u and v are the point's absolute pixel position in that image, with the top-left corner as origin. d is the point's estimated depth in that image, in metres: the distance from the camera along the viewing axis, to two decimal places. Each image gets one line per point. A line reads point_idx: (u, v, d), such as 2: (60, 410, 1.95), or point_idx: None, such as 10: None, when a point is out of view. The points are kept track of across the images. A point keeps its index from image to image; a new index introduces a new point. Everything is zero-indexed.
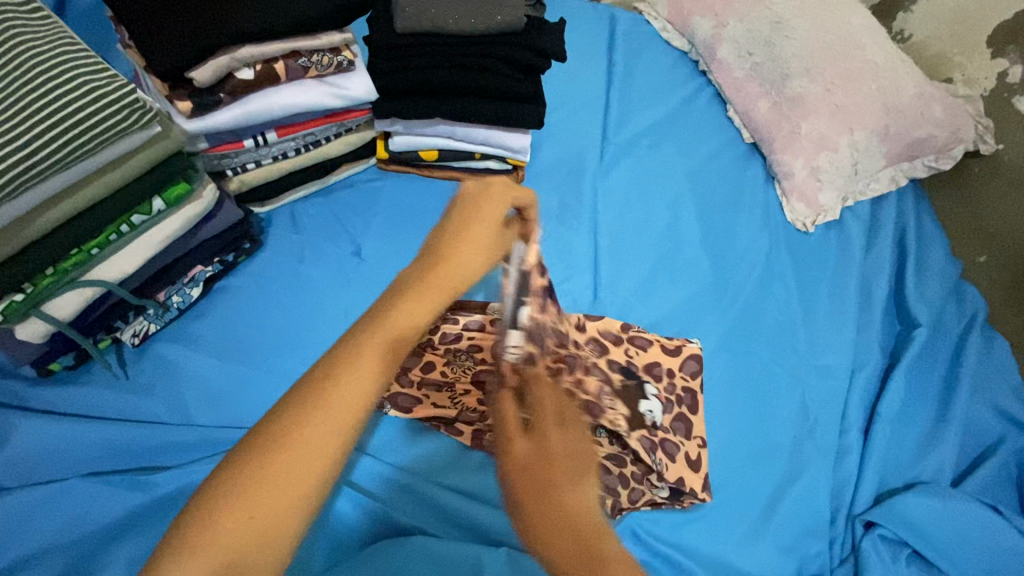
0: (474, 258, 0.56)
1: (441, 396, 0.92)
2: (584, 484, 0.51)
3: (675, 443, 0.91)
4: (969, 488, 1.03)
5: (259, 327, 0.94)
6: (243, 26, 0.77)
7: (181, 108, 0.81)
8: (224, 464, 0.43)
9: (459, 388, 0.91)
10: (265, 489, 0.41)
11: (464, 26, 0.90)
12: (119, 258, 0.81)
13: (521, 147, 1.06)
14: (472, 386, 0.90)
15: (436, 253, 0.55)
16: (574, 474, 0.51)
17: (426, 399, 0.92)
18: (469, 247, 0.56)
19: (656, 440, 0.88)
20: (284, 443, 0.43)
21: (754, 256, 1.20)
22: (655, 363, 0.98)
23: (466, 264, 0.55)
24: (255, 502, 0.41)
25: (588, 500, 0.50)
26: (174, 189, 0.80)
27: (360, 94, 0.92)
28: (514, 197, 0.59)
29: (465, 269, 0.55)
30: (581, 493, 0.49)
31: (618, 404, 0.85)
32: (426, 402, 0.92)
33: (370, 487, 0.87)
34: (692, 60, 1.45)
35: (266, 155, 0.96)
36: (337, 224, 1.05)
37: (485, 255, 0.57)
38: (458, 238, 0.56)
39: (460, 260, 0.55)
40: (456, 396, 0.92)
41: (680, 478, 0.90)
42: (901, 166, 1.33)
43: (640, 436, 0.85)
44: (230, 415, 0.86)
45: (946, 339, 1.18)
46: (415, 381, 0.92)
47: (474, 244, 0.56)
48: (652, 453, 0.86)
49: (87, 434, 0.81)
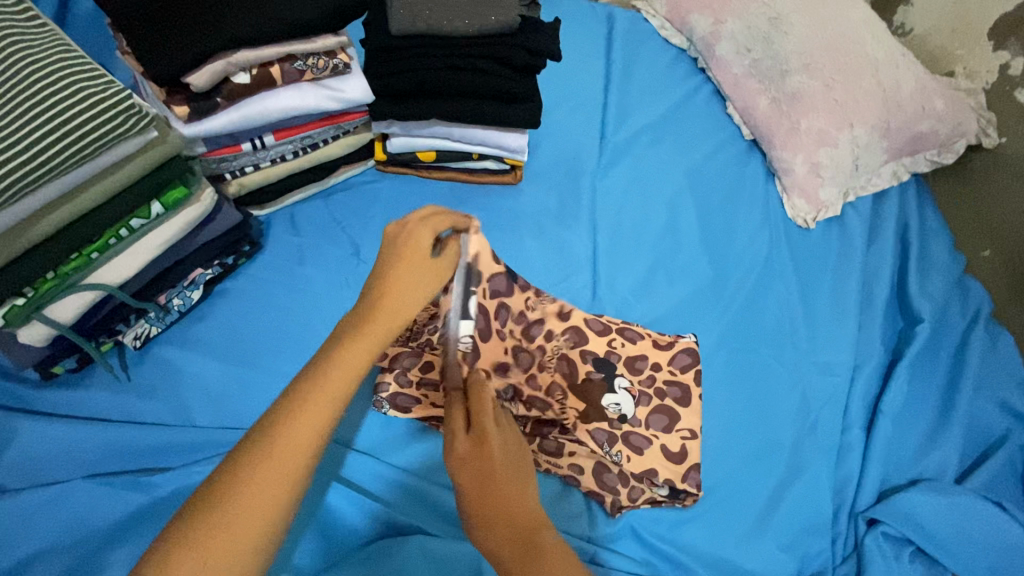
0: (411, 296, 0.65)
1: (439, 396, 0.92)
2: (515, 478, 0.66)
3: (644, 437, 0.92)
4: (973, 484, 1.02)
5: (259, 329, 0.94)
6: (238, 31, 0.77)
7: (178, 113, 0.82)
8: (203, 491, 0.51)
9: None
10: (243, 502, 0.50)
11: (458, 27, 0.91)
12: (119, 262, 0.81)
13: (518, 147, 1.06)
14: None
15: (377, 292, 0.65)
16: (506, 471, 0.66)
17: (425, 399, 0.92)
18: (404, 286, 0.65)
19: (616, 433, 0.91)
20: (260, 465, 0.52)
21: (754, 253, 1.20)
22: (641, 355, 0.97)
23: (406, 301, 0.65)
24: (237, 513, 0.50)
25: (518, 490, 0.65)
26: (172, 194, 0.81)
27: (356, 96, 0.93)
28: (441, 228, 0.69)
29: (401, 304, 0.64)
30: (512, 486, 0.65)
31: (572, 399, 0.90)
32: (425, 402, 0.92)
33: (369, 487, 0.87)
34: (691, 58, 1.45)
35: (264, 158, 0.97)
36: (336, 226, 1.05)
37: (419, 285, 0.66)
38: (397, 275, 0.65)
39: (399, 297, 0.64)
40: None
41: (654, 469, 0.91)
42: (903, 161, 1.32)
43: (596, 429, 0.90)
44: (230, 417, 0.87)
45: (950, 335, 1.17)
46: (414, 381, 0.92)
47: (410, 281, 0.65)
48: (609, 445, 0.90)
49: (90, 436, 0.82)
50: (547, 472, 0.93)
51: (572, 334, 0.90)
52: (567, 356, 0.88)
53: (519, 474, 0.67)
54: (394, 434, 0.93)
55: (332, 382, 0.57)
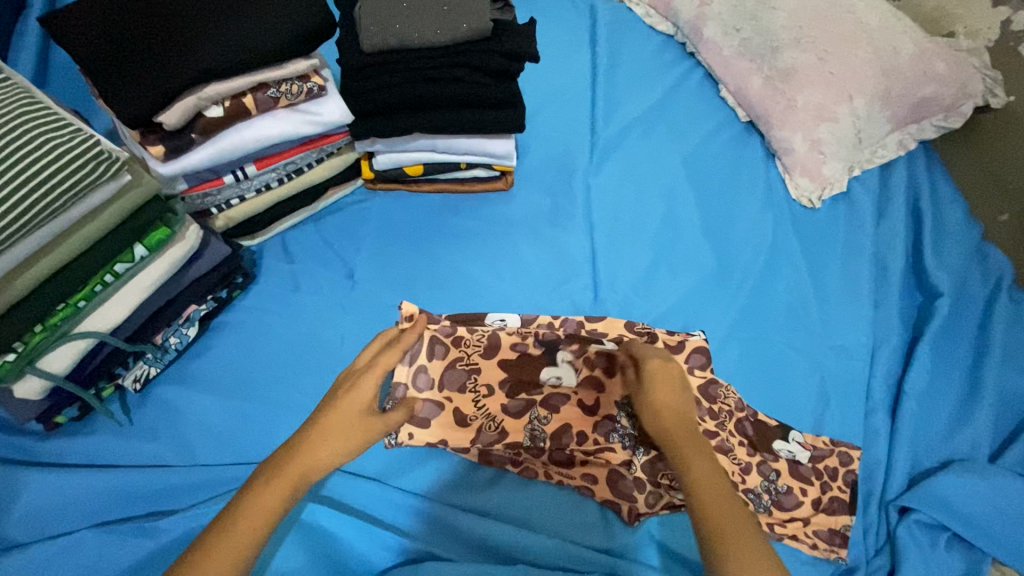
0: (273, 504, 0.63)
1: (466, 400, 0.93)
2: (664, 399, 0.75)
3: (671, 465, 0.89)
4: (1008, 461, 0.98)
5: (260, 361, 0.94)
6: (206, 65, 0.76)
7: (154, 154, 0.82)
8: None
9: (481, 389, 0.94)
10: None
11: (430, 39, 0.89)
12: (108, 307, 0.81)
13: (505, 153, 1.04)
14: (492, 394, 0.93)
15: (293, 446, 0.68)
16: (669, 389, 0.76)
17: (449, 402, 0.93)
18: (298, 466, 0.66)
19: None
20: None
21: (759, 240, 1.16)
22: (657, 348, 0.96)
23: (329, 451, 0.68)
24: None
25: (663, 413, 0.74)
26: (154, 235, 0.80)
27: (334, 118, 0.92)
28: (386, 337, 0.82)
29: (323, 457, 0.68)
30: (659, 411, 0.74)
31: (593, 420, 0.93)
32: (449, 405, 0.92)
33: (381, 514, 0.87)
34: (679, 43, 1.41)
35: (248, 188, 0.97)
36: (330, 250, 1.05)
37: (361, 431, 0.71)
38: (312, 436, 0.68)
39: (244, 534, 0.61)
40: (480, 399, 0.93)
41: None
42: (909, 129, 1.26)
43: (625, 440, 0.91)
44: (235, 453, 0.87)
45: (972, 306, 1.13)
46: (438, 383, 0.93)
47: (337, 437, 0.69)
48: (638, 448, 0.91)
49: (96, 484, 0.82)
50: (560, 484, 0.91)
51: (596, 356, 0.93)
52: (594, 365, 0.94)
53: (676, 389, 0.76)
54: (400, 457, 0.92)
55: (257, 506, 0.63)
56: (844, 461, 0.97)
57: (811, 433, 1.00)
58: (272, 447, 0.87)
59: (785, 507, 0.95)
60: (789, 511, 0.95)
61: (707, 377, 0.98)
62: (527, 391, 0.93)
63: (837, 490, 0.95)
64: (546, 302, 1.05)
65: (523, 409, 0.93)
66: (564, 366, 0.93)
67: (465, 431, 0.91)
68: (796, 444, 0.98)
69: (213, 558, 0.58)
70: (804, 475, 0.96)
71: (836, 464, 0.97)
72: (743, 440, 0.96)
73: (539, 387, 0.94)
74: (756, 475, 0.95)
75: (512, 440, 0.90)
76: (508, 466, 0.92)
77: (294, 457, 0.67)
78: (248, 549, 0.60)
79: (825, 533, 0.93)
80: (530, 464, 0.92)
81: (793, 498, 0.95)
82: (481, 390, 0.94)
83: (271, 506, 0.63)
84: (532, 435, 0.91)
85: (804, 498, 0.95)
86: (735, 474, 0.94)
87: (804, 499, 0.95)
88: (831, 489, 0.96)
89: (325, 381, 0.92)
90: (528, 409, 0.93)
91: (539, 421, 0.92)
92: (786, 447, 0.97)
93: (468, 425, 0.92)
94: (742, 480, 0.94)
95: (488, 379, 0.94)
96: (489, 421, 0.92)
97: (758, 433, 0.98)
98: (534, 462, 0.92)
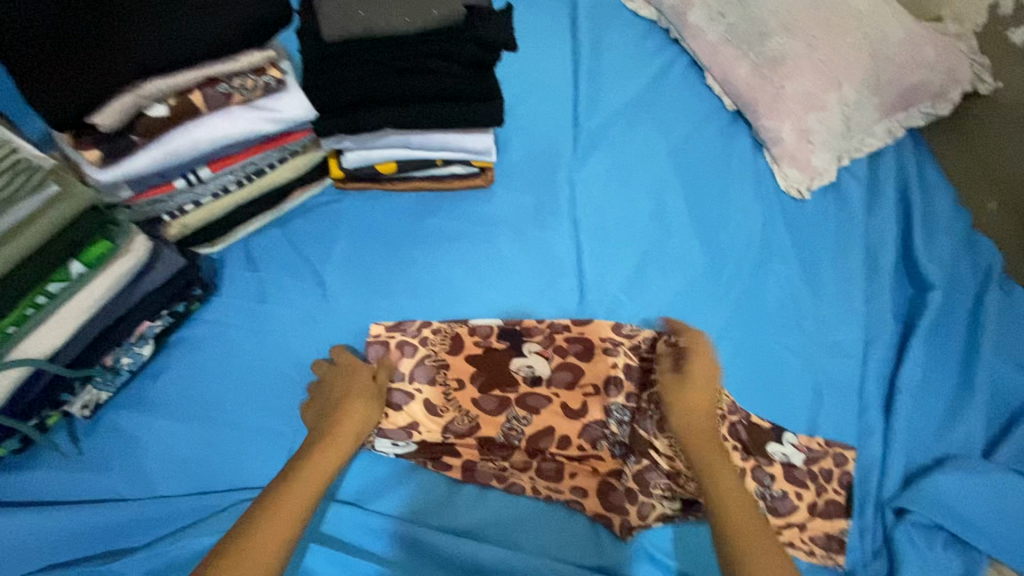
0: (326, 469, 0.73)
1: (435, 393, 0.90)
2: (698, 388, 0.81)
3: (660, 475, 0.86)
4: (1002, 457, 0.96)
5: (222, 379, 0.88)
6: (144, 59, 0.70)
7: (88, 158, 0.74)
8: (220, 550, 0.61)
9: (451, 383, 0.91)
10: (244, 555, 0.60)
11: (397, 26, 0.84)
12: (43, 332, 0.74)
13: (485, 148, 0.97)
14: (464, 387, 0.91)
15: (334, 414, 0.80)
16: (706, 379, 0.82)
17: (418, 394, 0.89)
18: (340, 435, 0.77)
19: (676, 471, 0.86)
20: (263, 521, 0.64)
21: (748, 236, 1.12)
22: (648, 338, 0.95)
23: (363, 418, 0.80)
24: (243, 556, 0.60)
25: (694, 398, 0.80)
26: (93, 250, 0.75)
27: (295, 114, 0.84)
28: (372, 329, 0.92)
29: (358, 422, 0.80)
30: (691, 396, 0.80)
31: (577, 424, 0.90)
32: (420, 397, 0.89)
33: (363, 544, 0.81)
34: (663, 29, 1.34)
35: (203, 193, 0.90)
36: (297, 256, 0.97)
37: (372, 394, 0.84)
38: (349, 406, 0.81)
39: (310, 479, 0.70)
40: (451, 393, 0.90)
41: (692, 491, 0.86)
42: (898, 117, 1.23)
43: (610, 443, 0.89)
44: (199, 481, 0.82)
45: (963, 297, 1.10)
46: (407, 376, 0.90)
47: (363, 404, 0.81)
48: (627, 457, 0.88)
49: (41, 525, 0.76)
50: (548, 499, 0.87)
51: (575, 346, 0.94)
52: (575, 357, 0.93)
53: (710, 380, 0.82)
54: (379, 476, 0.87)
55: (320, 460, 0.73)
56: (840, 464, 0.95)
57: (805, 434, 0.97)
58: (239, 471, 0.82)
59: (780, 513, 0.91)
60: (784, 518, 0.91)
61: None
62: (503, 387, 0.91)
63: (832, 493, 0.93)
64: (531, 305, 1.00)
65: (497, 407, 0.90)
66: (534, 356, 0.93)
67: (438, 423, 0.89)
68: (790, 446, 0.95)
69: (290, 499, 0.67)
70: (799, 479, 0.93)
71: (830, 465, 0.94)
72: (737, 444, 0.93)
73: (514, 384, 0.91)
74: (750, 481, 0.92)
75: (485, 436, 0.89)
76: (493, 482, 0.87)
77: (338, 426, 0.78)
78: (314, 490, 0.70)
79: (821, 540, 0.90)
80: (516, 478, 0.87)
81: (788, 504, 0.92)
82: (451, 383, 0.91)
83: (331, 458, 0.74)
84: (507, 433, 0.89)
85: (799, 504, 0.92)
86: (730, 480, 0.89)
87: (799, 505, 0.92)
88: (825, 494, 0.93)
89: (296, 399, 0.87)
90: (505, 407, 0.90)
91: (518, 421, 0.89)
92: (779, 450, 0.94)
93: (439, 416, 0.89)
94: None
95: (456, 371, 0.91)
96: (462, 419, 0.89)
97: (750, 434, 0.95)
98: (520, 476, 0.88)
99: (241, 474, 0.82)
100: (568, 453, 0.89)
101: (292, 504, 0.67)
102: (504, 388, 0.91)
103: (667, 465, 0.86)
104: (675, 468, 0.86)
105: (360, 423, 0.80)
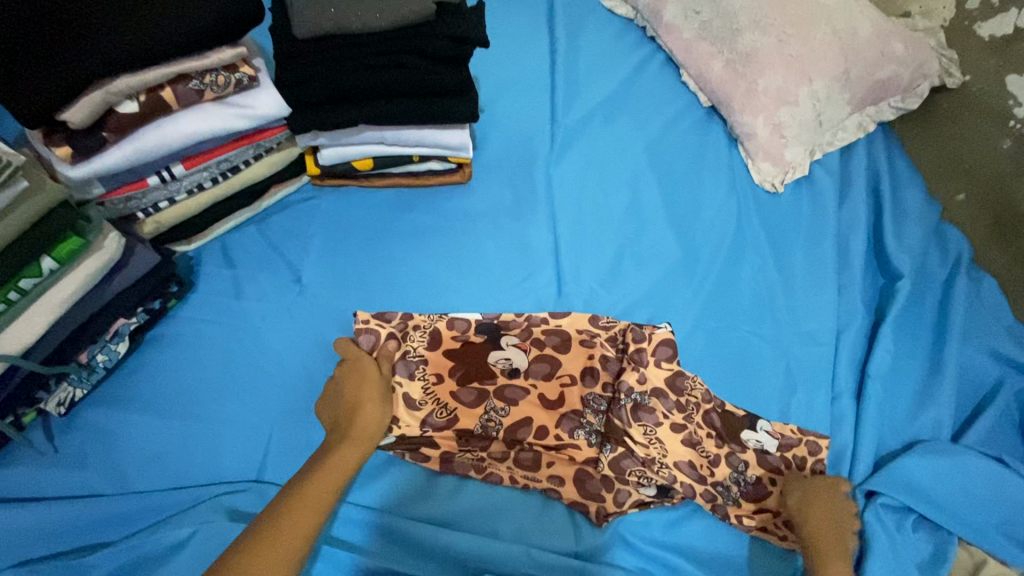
0: (338, 474, 0.76)
1: (414, 387, 0.89)
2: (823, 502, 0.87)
3: (635, 462, 0.89)
4: (970, 440, 0.99)
5: (199, 375, 0.88)
6: (111, 56, 0.69)
7: (60, 155, 0.75)
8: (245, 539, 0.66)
9: (431, 377, 0.91)
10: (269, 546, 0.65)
11: (369, 24, 0.84)
12: (16, 328, 0.75)
13: (461, 143, 0.98)
14: (443, 380, 0.91)
15: (350, 412, 0.83)
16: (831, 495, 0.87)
17: (399, 389, 0.89)
18: (353, 442, 0.80)
19: (648, 458, 0.89)
20: (287, 514, 0.69)
21: (721, 229, 1.14)
22: (627, 332, 0.97)
23: (377, 416, 0.84)
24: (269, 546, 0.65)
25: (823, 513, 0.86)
26: (63, 246, 0.75)
27: (269, 111, 0.85)
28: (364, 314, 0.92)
29: (372, 419, 0.83)
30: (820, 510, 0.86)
31: (554, 414, 0.91)
32: (399, 392, 0.89)
33: (345, 537, 0.82)
34: (639, 27, 1.37)
35: (177, 190, 0.90)
36: (273, 253, 0.98)
37: (381, 386, 0.86)
38: (364, 403, 0.84)
39: (329, 479, 0.75)
40: (430, 387, 0.90)
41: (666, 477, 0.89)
42: (868, 111, 1.26)
43: (588, 432, 0.91)
44: (175, 477, 0.82)
45: (933, 285, 1.13)
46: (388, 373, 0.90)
47: (376, 400, 0.85)
48: (602, 445, 0.90)
49: (16, 521, 0.76)
50: (525, 488, 0.88)
51: (552, 338, 0.96)
52: (553, 348, 0.95)
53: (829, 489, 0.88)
54: None
55: (339, 458, 0.77)
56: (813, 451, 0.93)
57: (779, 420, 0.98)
58: (215, 466, 0.83)
59: (754, 500, 0.90)
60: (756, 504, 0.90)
61: (675, 369, 0.95)
62: (481, 379, 0.91)
63: None
64: (508, 299, 1.01)
65: (475, 400, 0.90)
66: (512, 349, 0.94)
67: (416, 417, 0.89)
68: (764, 433, 0.94)
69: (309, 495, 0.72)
70: (772, 465, 0.92)
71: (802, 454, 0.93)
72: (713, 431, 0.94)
73: (492, 377, 0.92)
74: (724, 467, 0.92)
75: (462, 427, 0.89)
76: (472, 472, 0.88)
77: (355, 425, 0.82)
78: (332, 488, 0.74)
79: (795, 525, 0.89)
80: (494, 468, 0.88)
81: None
82: (431, 377, 0.91)
83: (350, 457, 0.78)
84: (485, 424, 0.89)
85: None
86: (705, 466, 0.91)
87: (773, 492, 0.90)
88: None
89: (273, 394, 0.88)
90: (482, 400, 0.90)
91: (495, 412, 0.90)
92: (754, 437, 0.94)
93: (417, 410, 0.89)
94: (712, 472, 0.91)
95: (434, 366, 0.91)
96: (440, 411, 0.89)
97: (724, 423, 0.95)
98: (498, 466, 0.89)
99: (216, 469, 0.83)
100: (544, 441, 0.90)
101: (313, 500, 0.71)
102: (483, 380, 0.91)
103: (641, 452, 0.88)
104: (649, 455, 0.89)
105: (376, 421, 0.83)
